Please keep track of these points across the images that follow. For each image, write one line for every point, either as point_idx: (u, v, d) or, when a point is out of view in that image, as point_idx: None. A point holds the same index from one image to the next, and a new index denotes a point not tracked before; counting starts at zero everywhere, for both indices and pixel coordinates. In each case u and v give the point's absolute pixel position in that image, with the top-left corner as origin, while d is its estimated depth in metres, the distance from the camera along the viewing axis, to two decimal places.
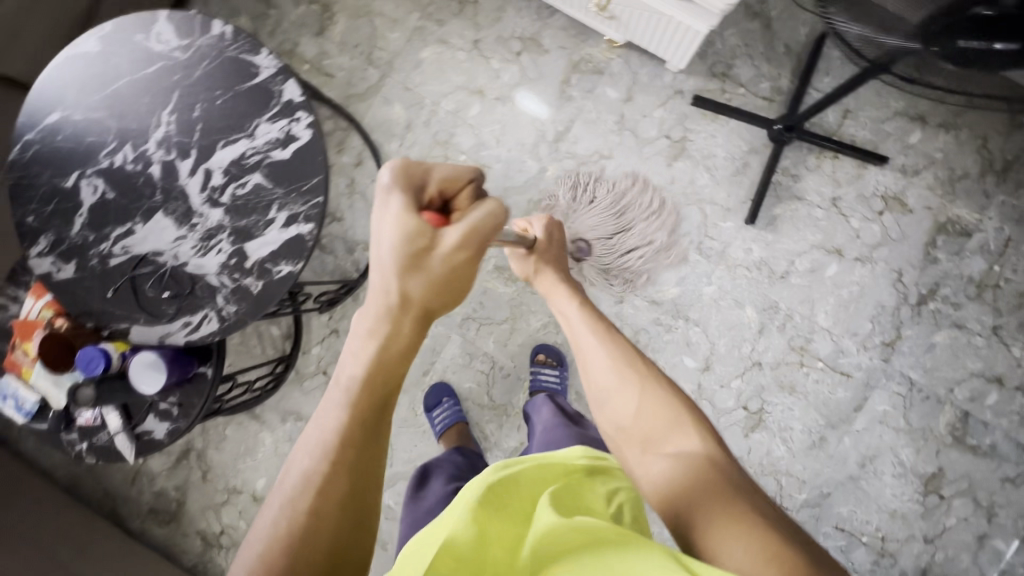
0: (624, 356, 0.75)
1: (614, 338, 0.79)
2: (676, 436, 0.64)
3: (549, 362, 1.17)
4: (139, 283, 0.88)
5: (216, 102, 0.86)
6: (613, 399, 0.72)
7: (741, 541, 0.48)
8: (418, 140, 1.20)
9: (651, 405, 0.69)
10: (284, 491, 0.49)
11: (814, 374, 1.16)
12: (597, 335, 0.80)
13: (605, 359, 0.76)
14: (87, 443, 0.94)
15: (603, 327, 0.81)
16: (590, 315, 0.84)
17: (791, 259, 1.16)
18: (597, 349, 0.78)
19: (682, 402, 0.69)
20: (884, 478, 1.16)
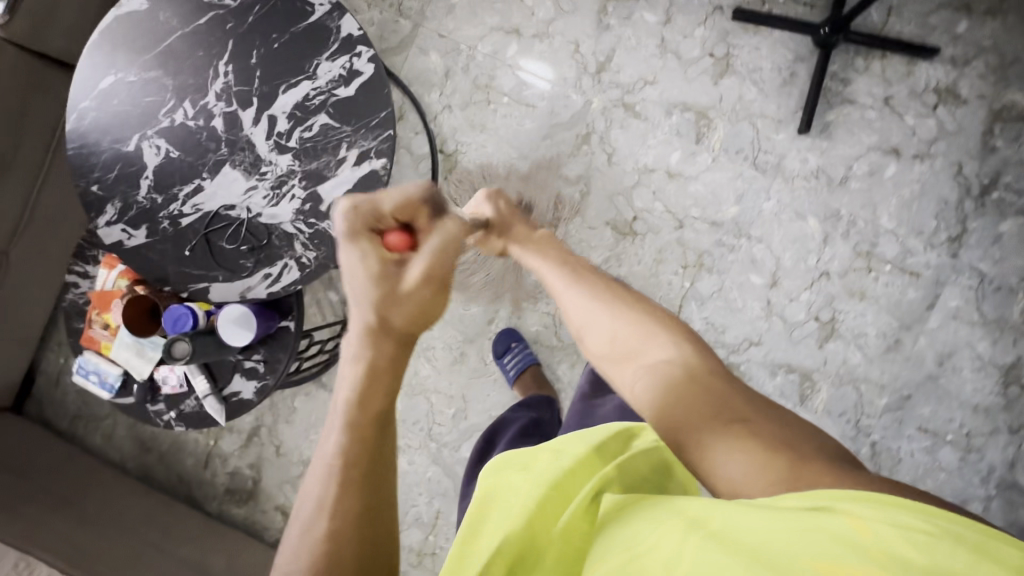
0: (601, 290, 0.69)
1: (588, 273, 0.72)
2: (661, 357, 0.60)
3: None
4: (215, 239, 0.87)
5: (273, 47, 0.85)
6: (587, 330, 0.67)
7: (743, 455, 0.49)
8: (458, 87, 1.20)
9: (625, 334, 0.64)
10: (299, 522, 0.47)
11: (882, 278, 1.16)
12: (567, 274, 0.72)
13: (581, 293, 0.69)
14: (175, 411, 0.93)
15: (578, 266, 0.73)
16: (558, 252, 0.75)
17: (849, 164, 1.15)
18: (569, 288, 0.70)
19: (662, 328, 0.64)
20: (963, 374, 1.16)
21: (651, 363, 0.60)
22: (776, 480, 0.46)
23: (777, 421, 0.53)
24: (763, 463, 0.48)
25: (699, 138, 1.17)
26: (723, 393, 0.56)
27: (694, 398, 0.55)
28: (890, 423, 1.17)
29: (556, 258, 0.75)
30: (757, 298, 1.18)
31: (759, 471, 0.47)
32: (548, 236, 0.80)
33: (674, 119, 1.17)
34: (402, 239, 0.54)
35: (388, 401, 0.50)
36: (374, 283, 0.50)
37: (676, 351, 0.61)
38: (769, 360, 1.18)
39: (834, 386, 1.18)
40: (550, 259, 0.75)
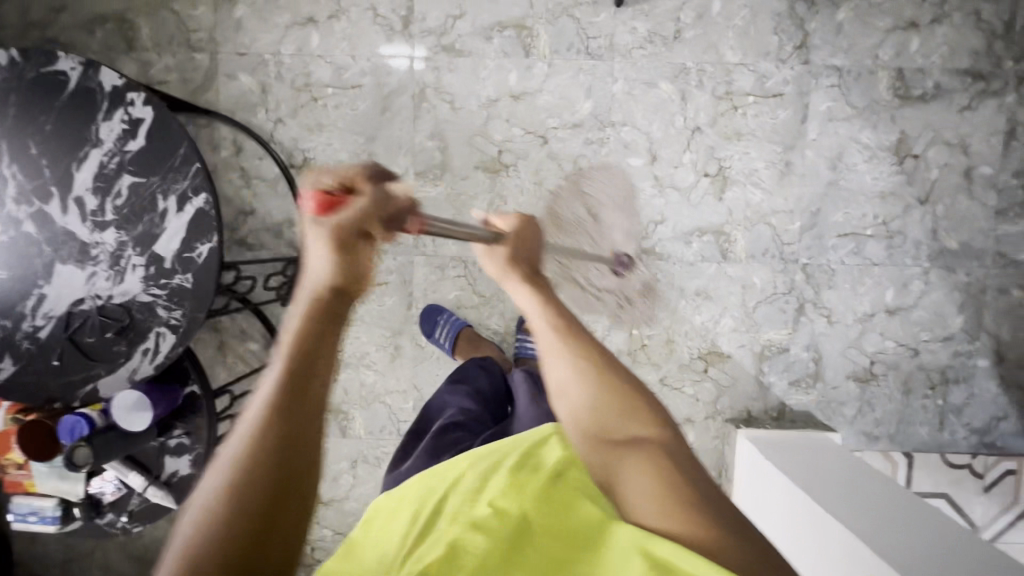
0: (578, 348, 0.69)
1: (570, 324, 0.70)
2: (626, 416, 0.65)
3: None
4: (78, 339, 0.84)
5: (46, 130, 0.81)
6: (557, 375, 0.69)
7: (674, 518, 0.55)
8: (281, 98, 1.16)
9: (599, 392, 0.66)
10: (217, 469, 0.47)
11: (751, 111, 1.16)
12: (547, 321, 0.71)
13: (557, 342, 0.69)
14: (125, 514, 0.91)
15: (559, 311, 0.71)
16: (538, 296, 0.72)
17: (676, 16, 1.13)
18: (545, 334, 0.70)
19: (632, 393, 0.67)
20: (859, 168, 1.17)
21: (616, 416, 0.65)
22: (689, 531, 0.54)
23: (718, 511, 0.57)
24: (682, 513, 0.56)
25: (528, 51, 1.14)
26: (674, 457, 0.62)
27: (645, 457, 0.61)
28: (812, 242, 1.19)
29: (534, 304, 0.72)
30: (645, 178, 1.17)
31: (669, 512, 0.56)
32: (552, 291, 0.74)
33: (496, 42, 1.14)
34: (326, 203, 0.51)
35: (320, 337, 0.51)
36: (317, 250, 0.51)
37: (642, 416, 0.65)
38: (680, 231, 1.19)
39: (749, 230, 1.19)
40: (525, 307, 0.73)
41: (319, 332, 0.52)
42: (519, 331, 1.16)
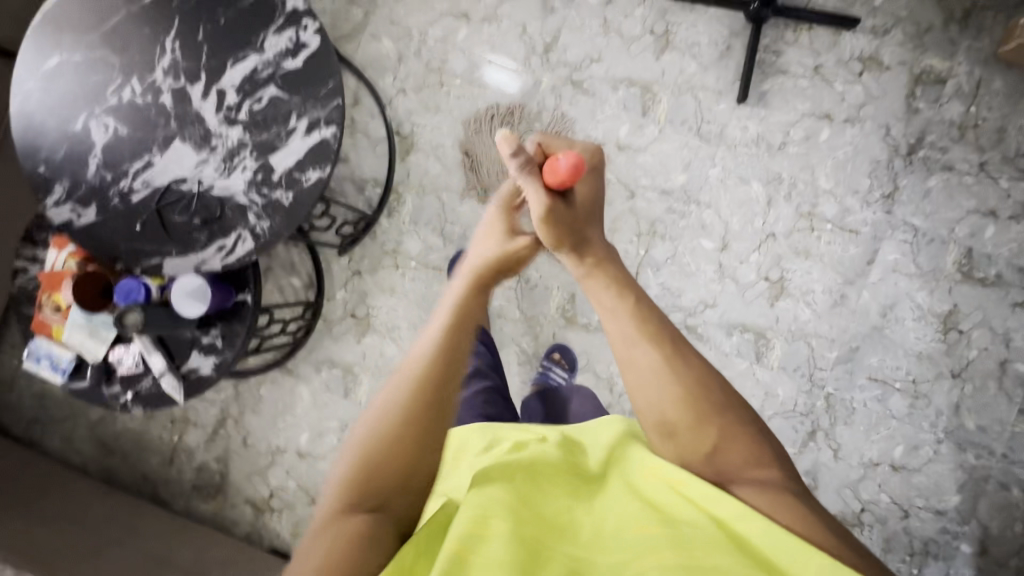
0: (705, 404, 0.58)
1: (689, 373, 0.59)
2: (750, 469, 0.56)
3: (563, 362, 1.17)
4: (166, 213, 0.87)
5: (218, 22, 0.86)
6: (680, 436, 0.58)
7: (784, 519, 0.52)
8: (411, 71, 1.23)
9: (727, 450, 0.57)
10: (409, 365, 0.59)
11: (825, 237, 1.21)
12: (659, 365, 0.59)
13: (680, 400, 0.58)
14: (132, 392, 0.92)
15: (673, 352, 0.60)
16: (643, 338, 0.60)
17: (786, 130, 1.21)
18: (661, 391, 0.59)
19: (761, 439, 0.58)
20: (906, 323, 1.21)
21: (743, 474, 0.56)
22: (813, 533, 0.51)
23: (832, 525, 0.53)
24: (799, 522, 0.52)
25: (646, 112, 1.22)
26: (820, 512, 0.54)
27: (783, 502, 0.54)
28: (841, 375, 1.22)
29: (635, 341, 0.60)
30: (710, 262, 1.22)
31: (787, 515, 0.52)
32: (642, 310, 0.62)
33: (621, 94, 1.22)
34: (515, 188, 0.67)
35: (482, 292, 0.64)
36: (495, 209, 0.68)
37: (766, 466, 0.57)
38: (725, 320, 1.22)
39: (787, 343, 1.22)
40: (625, 342, 0.60)
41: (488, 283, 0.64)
42: (546, 359, 1.19)
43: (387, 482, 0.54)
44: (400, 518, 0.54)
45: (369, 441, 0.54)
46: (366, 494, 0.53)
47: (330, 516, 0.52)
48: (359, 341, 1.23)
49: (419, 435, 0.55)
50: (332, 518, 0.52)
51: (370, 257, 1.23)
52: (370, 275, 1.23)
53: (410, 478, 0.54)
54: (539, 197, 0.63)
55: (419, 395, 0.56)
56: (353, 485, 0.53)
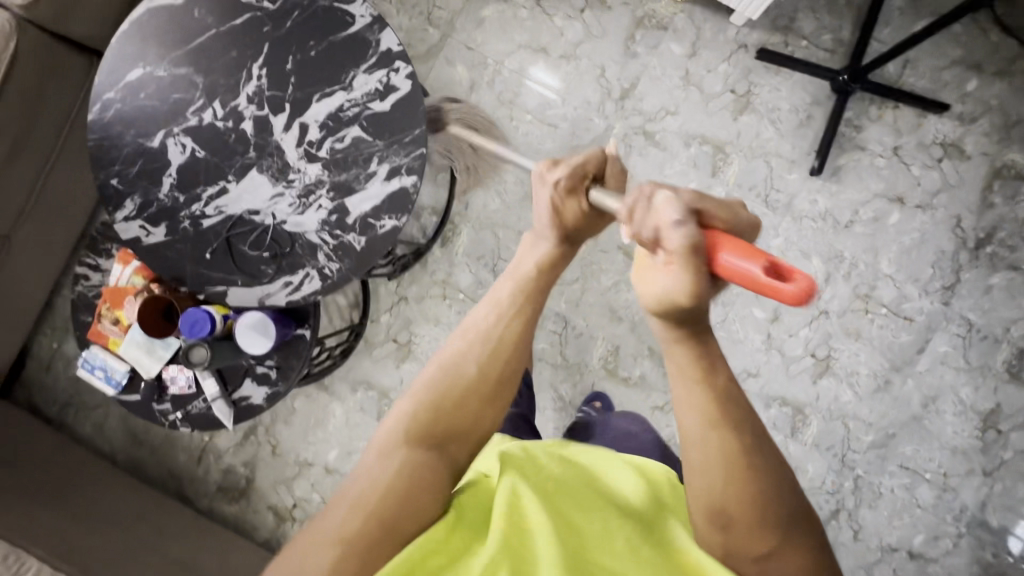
0: (770, 504, 0.50)
1: (763, 467, 0.50)
2: None
3: (603, 414, 1.10)
4: (235, 243, 0.85)
5: (309, 53, 0.84)
6: (737, 535, 0.50)
7: None
8: (482, 101, 1.20)
9: (787, 554, 0.51)
10: (466, 333, 0.63)
11: (878, 320, 1.20)
12: (732, 452, 0.49)
13: (746, 497, 0.49)
14: (182, 411, 0.92)
15: (750, 438, 0.49)
16: (724, 422, 0.49)
17: (855, 208, 1.19)
18: (731, 484, 0.49)
19: (823, 562, 0.51)
20: (945, 416, 1.20)
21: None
22: None
23: None
24: None
25: (715, 172, 1.19)
26: None
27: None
28: (874, 459, 1.22)
29: (716, 425, 0.49)
30: (759, 331, 1.21)
31: None
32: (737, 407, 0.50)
33: (692, 151, 1.19)
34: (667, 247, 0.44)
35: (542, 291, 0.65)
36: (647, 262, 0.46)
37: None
38: (766, 392, 1.21)
39: (825, 421, 1.22)
40: (703, 423, 0.49)
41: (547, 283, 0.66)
42: (585, 406, 1.12)
43: (446, 442, 0.58)
44: (453, 467, 0.58)
45: (436, 390, 0.60)
46: (428, 433, 0.57)
47: (391, 446, 0.56)
48: (398, 366, 1.23)
49: (483, 395, 0.60)
50: (392, 448, 0.56)
51: (418, 285, 1.22)
52: (416, 303, 1.22)
53: (470, 424, 0.59)
54: (679, 278, 0.43)
55: (486, 354, 0.62)
56: (415, 426, 0.58)
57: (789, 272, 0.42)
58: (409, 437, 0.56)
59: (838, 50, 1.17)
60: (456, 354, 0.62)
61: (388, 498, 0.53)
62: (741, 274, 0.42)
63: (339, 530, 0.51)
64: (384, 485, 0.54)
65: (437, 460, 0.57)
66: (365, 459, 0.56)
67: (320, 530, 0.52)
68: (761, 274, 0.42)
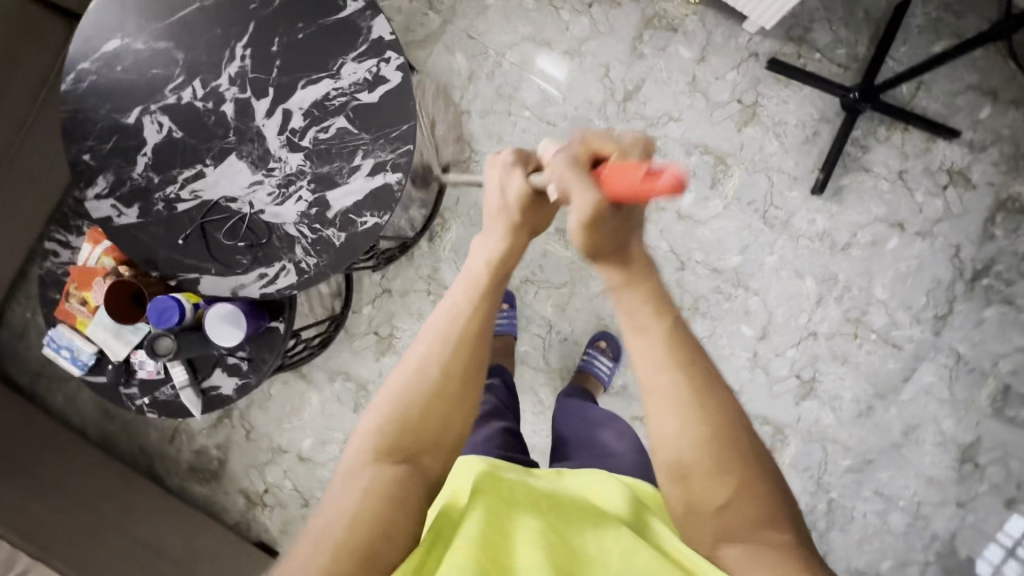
0: (721, 441, 0.52)
1: (712, 398, 0.53)
2: (766, 530, 0.50)
3: (608, 352, 1.15)
4: (210, 230, 0.82)
5: (296, 36, 0.80)
6: (694, 478, 0.52)
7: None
8: (480, 93, 1.16)
9: (744, 502, 0.51)
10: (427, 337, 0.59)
11: (867, 346, 1.18)
12: (681, 391, 0.53)
13: (696, 439, 0.51)
14: (149, 397, 0.90)
15: (698, 377, 0.53)
16: (673, 363, 0.53)
17: (854, 231, 1.16)
18: (683, 426, 0.52)
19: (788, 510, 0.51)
20: (924, 446, 1.19)
21: (752, 536, 0.50)
22: None
23: None
24: None
25: (714, 184, 1.16)
26: None
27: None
28: (849, 484, 1.20)
29: (662, 366, 0.53)
30: (745, 349, 1.19)
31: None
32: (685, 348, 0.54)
33: (692, 160, 1.15)
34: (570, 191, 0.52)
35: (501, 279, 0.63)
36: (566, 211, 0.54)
37: (786, 532, 0.50)
38: (747, 411, 1.20)
39: (803, 443, 1.20)
40: (652, 364, 0.54)
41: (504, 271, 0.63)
42: (591, 346, 1.16)
43: (416, 452, 0.55)
44: (426, 478, 0.54)
45: (398, 401, 0.56)
46: (395, 446, 0.55)
47: (358, 467, 0.53)
48: (378, 359, 1.21)
49: (448, 397, 0.57)
50: (359, 469, 0.53)
51: (403, 278, 1.20)
52: (400, 297, 1.20)
53: (440, 430, 0.56)
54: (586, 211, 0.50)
55: (449, 357, 0.58)
56: (381, 442, 0.55)
57: (659, 175, 0.45)
58: (376, 453, 0.54)
59: (852, 66, 1.13)
60: (421, 356, 0.58)
61: (358, 528, 0.49)
62: (628, 194, 0.47)
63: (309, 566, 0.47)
64: (354, 511, 0.50)
65: (408, 474, 0.54)
66: (334, 485, 0.53)
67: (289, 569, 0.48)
68: (642, 181, 0.46)
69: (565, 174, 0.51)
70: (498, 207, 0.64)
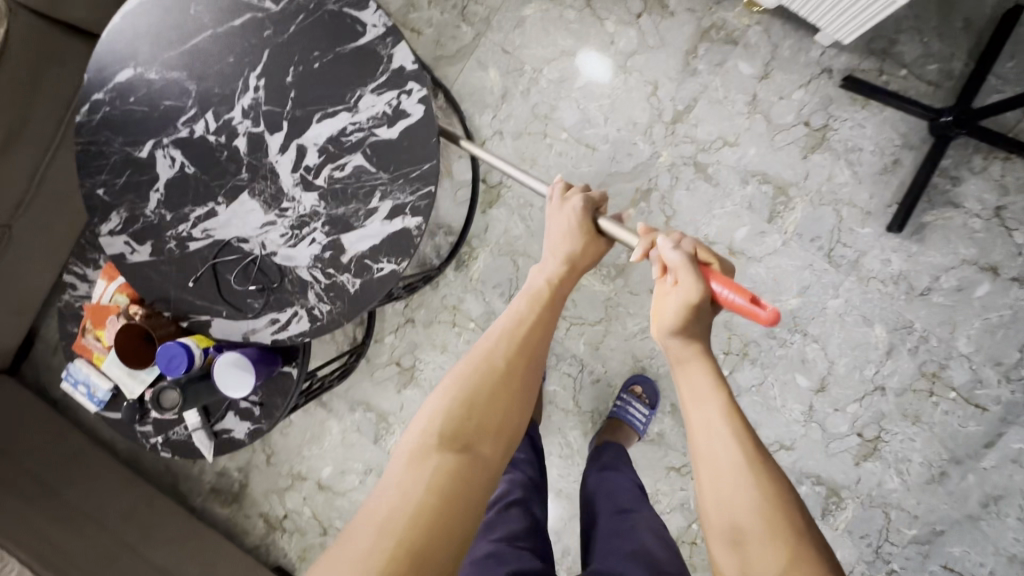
0: (782, 521, 0.49)
1: (772, 475, 0.51)
2: None
3: (644, 398, 1.06)
4: (222, 271, 0.78)
5: (313, 65, 0.74)
6: (750, 553, 0.49)
7: None
8: (514, 113, 1.08)
9: None
10: (494, 333, 0.61)
11: (943, 405, 1.04)
12: (741, 462, 0.51)
13: (757, 507, 0.49)
14: (163, 436, 0.87)
15: (757, 456, 0.52)
16: (734, 435, 0.52)
17: (936, 274, 1.01)
18: (739, 496, 0.50)
19: None
20: (1008, 521, 1.03)
21: None
22: None
23: None
24: None
25: (772, 217, 1.03)
26: None
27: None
28: (912, 556, 1.06)
29: (722, 436, 0.53)
30: (800, 401, 1.07)
31: None
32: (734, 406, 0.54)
33: (748, 190, 1.03)
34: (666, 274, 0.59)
35: (564, 282, 0.67)
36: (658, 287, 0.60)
37: None
38: (797, 468, 1.08)
39: (862, 507, 1.07)
40: (710, 433, 0.53)
41: (568, 280, 0.68)
42: (625, 392, 1.07)
43: (478, 443, 0.53)
44: (487, 470, 0.52)
45: (464, 387, 0.56)
46: (456, 437, 0.53)
47: (420, 453, 0.51)
48: (399, 391, 1.16)
49: (514, 387, 0.57)
50: (423, 455, 0.51)
51: (428, 309, 1.14)
52: (424, 328, 1.14)
53: (503, 421, 0.55)
54: (689, 295, 0.56)
55: (514, 350, 0.59)
56: (445, 426, 0.53)
57: (760, 303, 0.54)
58: (438, 441, 0.52)
59: (944, 84, 0.97)
60: (487, 346, 0.60)
61: (419, 524, 0.46)
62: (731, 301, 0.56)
63: (370, 557, 0.44)
64: (415, 504, 0.47)
65: (470, 461, 0.52)
66: (393, 472, 0.51)
67: (338, 561, 0.45)
68: (745, 302, 0.55)
69: (679, 263, 0.58)
70: (570, 226, 0.69)
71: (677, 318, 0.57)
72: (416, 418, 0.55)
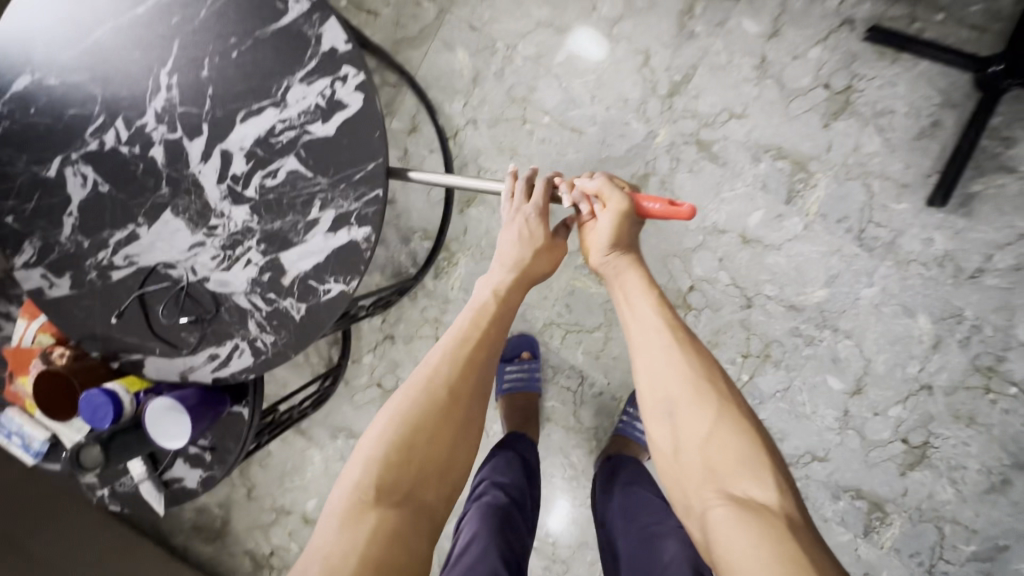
0: (710, 389, 0.52)
1: (691, 349, 0.54)
2: (744, 473, 0.47)
3: None
4: (150, 303, 0.68)
5: (230, 55, 0.62)
6: (680, 418, 0.51)
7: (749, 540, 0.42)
8: (488, 98, 0.95)
9: (726, 447, 0.48)
10: (431, 361, 0.55)
11: (1003, 404, 0.89)
12: (669, 342, 0.55)
13: (685, 377, 0.52)
14: (110, 488, 0.78)
15: (681, 332, 0.56)
16: (664, 322, 0.56)
17: (988, 253, 0.86)
18: (667, 365, 0.53)
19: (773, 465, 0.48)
20: None
21: (731, 479, 0.47)
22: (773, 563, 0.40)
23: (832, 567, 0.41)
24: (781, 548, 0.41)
25: (790, 198, 0.89)
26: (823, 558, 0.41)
27: (782, 551, 0.41)
28: None
29: (655, 327, 0.56)
30: (832, 406, 0.93)
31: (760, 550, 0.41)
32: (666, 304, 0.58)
33: (761, 168, 0.89)
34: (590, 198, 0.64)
35: (517, 286, 0.62)
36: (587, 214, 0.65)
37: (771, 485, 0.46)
38: (833, 480, 0.95)
39: (912, 522, 0.93)
40: (645, 326, 0.57)
41: (520, 283, 0.63)
42: (631, 404, 0.95)
43: (415, 484, 0.48)
44: (430, 518, 0.48)
45: (399, 417, 0.51)
46: (395, 487, 0.48)
47: (354, 511, 0.46)
48: None
49: (460, 414, 0.52)
50: (355, 514, 0.45)
51: (407, 323, 1.03)
52: (405, 344, 1.03)
53: (447, 452, 0.50)
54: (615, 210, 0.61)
55: (457, 371, 0.54)
56: (382, 477, 0.48)
57: (680, 204, 0.60)
58: (376, 494, 0.47)
59: (991, 28, 0.82)
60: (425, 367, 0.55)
61: None
62: (656, 209, 0.61)
63: None
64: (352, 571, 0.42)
65: (410, 515, 0.47)
66: (323, 531, 0.45)
67: None
68: (665, 206, 0.60)
69: (601, 185, 0.64)
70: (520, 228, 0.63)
71: (608, 237, 0.62)
72: (350, 460, 0.50)
